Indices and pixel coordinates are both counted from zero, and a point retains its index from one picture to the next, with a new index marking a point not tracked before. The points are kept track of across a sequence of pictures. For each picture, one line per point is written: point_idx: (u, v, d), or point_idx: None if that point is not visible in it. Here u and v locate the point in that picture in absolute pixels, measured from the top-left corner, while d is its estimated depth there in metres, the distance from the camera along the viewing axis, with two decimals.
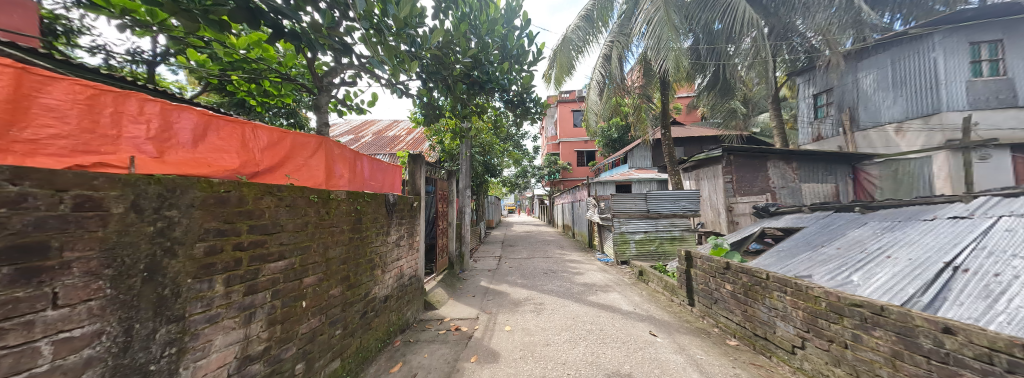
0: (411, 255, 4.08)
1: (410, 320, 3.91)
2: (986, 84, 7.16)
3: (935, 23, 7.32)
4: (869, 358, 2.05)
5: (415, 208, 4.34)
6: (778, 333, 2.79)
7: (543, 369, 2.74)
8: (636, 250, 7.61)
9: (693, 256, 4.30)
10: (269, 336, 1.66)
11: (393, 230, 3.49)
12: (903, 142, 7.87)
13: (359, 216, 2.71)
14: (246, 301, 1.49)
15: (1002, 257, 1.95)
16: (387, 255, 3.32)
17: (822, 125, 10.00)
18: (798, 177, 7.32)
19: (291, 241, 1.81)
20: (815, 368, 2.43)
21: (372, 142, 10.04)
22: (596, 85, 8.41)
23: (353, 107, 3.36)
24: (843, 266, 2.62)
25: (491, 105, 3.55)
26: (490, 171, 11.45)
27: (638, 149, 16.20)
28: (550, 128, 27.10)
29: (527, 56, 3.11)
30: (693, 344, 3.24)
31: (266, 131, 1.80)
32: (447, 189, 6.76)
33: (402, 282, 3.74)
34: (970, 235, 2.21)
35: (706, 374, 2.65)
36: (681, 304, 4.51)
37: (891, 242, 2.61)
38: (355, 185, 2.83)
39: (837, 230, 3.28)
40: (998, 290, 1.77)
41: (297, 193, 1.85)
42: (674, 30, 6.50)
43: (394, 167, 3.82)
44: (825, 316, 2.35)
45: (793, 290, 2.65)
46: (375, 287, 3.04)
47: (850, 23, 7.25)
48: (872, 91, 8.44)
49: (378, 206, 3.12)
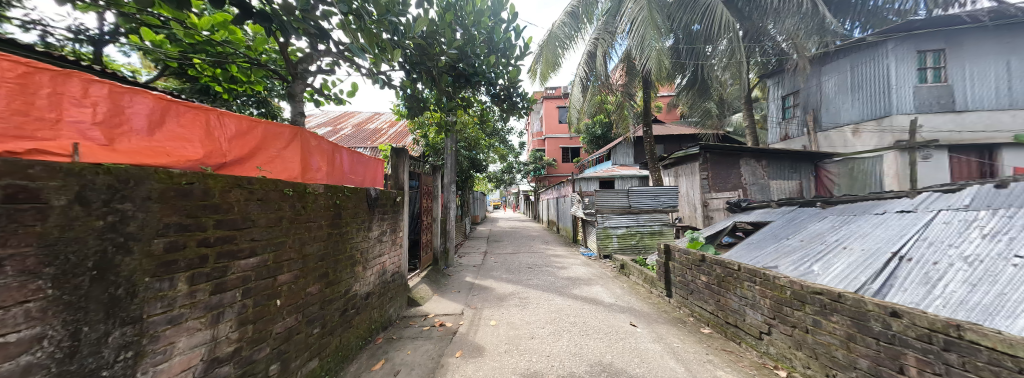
0: (394, 250, 4.01)
1: (393, 316, 3.84)
2: (930, 90, 7.74)
3: (889, 31, 7.83)
4: (827, 341, 2.22)
5: (398, 203, 4.25)
6: (747, 321, 2.96)
7: (527, 362, 2.77)
8: (619, 244, 7.85)
9: (671, 249, 4.45)
10: (240, 336, 1.57)
11: (374, 225, 3.41)
12: (858, 142, 8.43)
13: (338, 210, 2.61)
14: (213, 300, 1.40)
15: (940, 246, 2.13)
16: (368, 251, 3.23)
17: (790, 125, 10.64)
18: (767, 174, 7.73)
19: (264, 237, 1.72)
20: (780, 352, 2.60)
21: (352, 134, 9.70)
22: (580, 82, 8.55)
23: (332, 98, 3.21)
24: (806, 257, 2.81)
25: (477, 98, 3.49)
26: (475, 166, 11.44)
27: (621, 146, 16.57)
28: (536, 124, 27.24)
29: (514, 50, 3.05)
30: (670, 333, 3.37)
31: (234, 119, 1.67)
32: (431, 184, 6.68)
33: (385, 279, 3.67)
34: (914, 227, 2.38)
35: (681, 361, 2.77)
36: (659, 297, 4.68)
37: (846, 235, 2.81)
38: (334, 179, 2.73)
39: (800, 224, 3.48)
40: (936, 276, 1.94)
41: (270, 186, 1.76)
42: (657, 29, 6.63)
43: (376, 160, 3.73)
44: (790, 303, 2.50)
45: (761, 280, 2.80)
46: (356, 284, 2.95)
47: (815, 29, 7.53)
48: (834, 94, 9.04)
49: (359, 201, 3.03)
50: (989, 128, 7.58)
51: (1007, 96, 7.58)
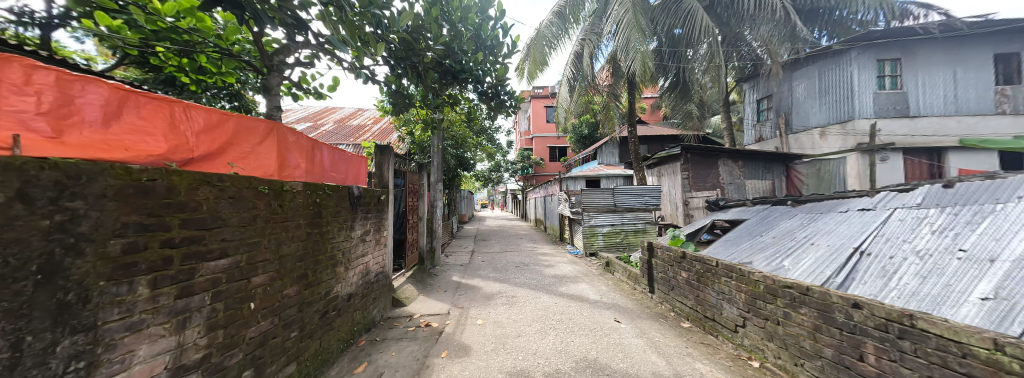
0: (378, 250, 3.92)
1: (376, 318, 3.75)
2: (888, 96, 8.29)
3: (853, 40, 8.33)
4: (796, 332, 2.34)
5: (383, 201, 4.15)
6: (723, 314, 3.08)
7: (514, 360, 2.78)
8: (604, 242, 8.00)
9: (654, 247, 4.57)
10: (209, 342, 1.49)
11: (357, 225, 3.31)
12: (826, 144, 8.95)
13: (318, 209, 2.51)
14: (179, 305, 1.32)
15: (896, 241, 2.25)
16: (350, 251, 3.13)
17: (764, 127, 11.17)
18: (743, 174, 8.07)
19: (236, 237, 1.63)
20: (753, 344, 2.73)
21: (334, 130, 9.39)
22: (567, 82, 8.62)
23: (312, 92, 3.09)
24: (777, 253, 2.94)
25: (465, 96, 3.45)
26: (463, 164, 11.36)
27: (606, 146, 16.85)
28: (523, 123, 27.31)
29: (502, 48, 3.02)
30: (653, 328, 3.46)
31: (202, 112, 1.57)
32: (417, 182, 6.57)
33: (368, 279, 3.58)
34: (873, 224, 2.50)
35: (662, 355, 2.85)
36: (643, 293, 4.79)
37: (813, 232, 2.96)
38: (314, 177, 2.63)
39: (773, 221, 3.65)
40: (892, 270, 2.08)
41: (243, 183, 1.66)
42: (641, 32, 6.77)
43: (359, 157, 3.63)
44: (763, 297, 2.62)
45: (737, 276, 2.92)
46: (337, 285, 2.87)
47: (787, 36, 7.93)
48: (804, 98, 9.54)
49: (341, 199, 2.93)
50: (937, 133, 8.17)
51: (954, 103, 8.18)
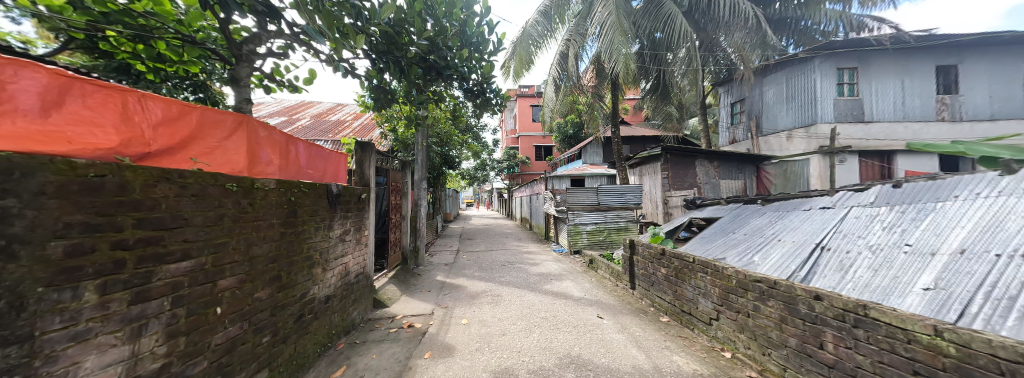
0: (358, 250, 3.79)
1: (357, 320, 3.64)
2: (846, 102, 8.93)
3: (817, 49, 8.88)
4: (764, 324, 2.47)
5: (364, 200, 4.03)
6: (699, 308, 3.22)
7: (499, 359, 2.77)
8: (588, 240, 8.15)
9: (635, 244, 4.70)
10: (169, 351, 1.39)
11: (336, 224, 3.19)
12: (792, 146, 9.52)
13: (293, 208, 2.40)
14: (133, 311, 1.22)
15: (852, 236, 2.42)
16: (329, 251, 3.02)
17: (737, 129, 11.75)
18: (718, 174, 8.45)
19: (200, 238, 1.53)
20: (725, 335, 2.86)
21: (311, 125, 9.00)
22: (553, 81, 8.69)
23: (287, 85, 2.94)
24: (748, 249, 3.10)
25: (450, 93, 3.39)
26: (448, 162, 11.24)
27: (591, 146, 17.15)
28: (509, 122, 27.31)
29: (488, 45, 2.97)
30: (634, 323, 3.56)
31: (160, 102, 1.46)
32: (401, 180, 6.42)
33: (348, 280, 3.46)
34: (833, 221, 2.68)
35: (642, 349, 2.94)
36: (624, 289, 4.92)
37: (780, 228, 3.13)
38: (288, 173, 2.51)
39: (744, 219, 3.83)
40: (849, 264, 2.23)
41: (208, 180, 1.56)
42: (624, 34, 6.92)
43: (338, 154, 3.51)
44: (735, 291, 2.75)
45: (712, 271, 3.05)
46: (314, 287, 2.75)
47: (759, 43, 8.36)
48: (773, 103, 10.10)
49: (318, 198, 2.81)
50: (888, 137, 8.86)
51: (903, 110, 8.88)
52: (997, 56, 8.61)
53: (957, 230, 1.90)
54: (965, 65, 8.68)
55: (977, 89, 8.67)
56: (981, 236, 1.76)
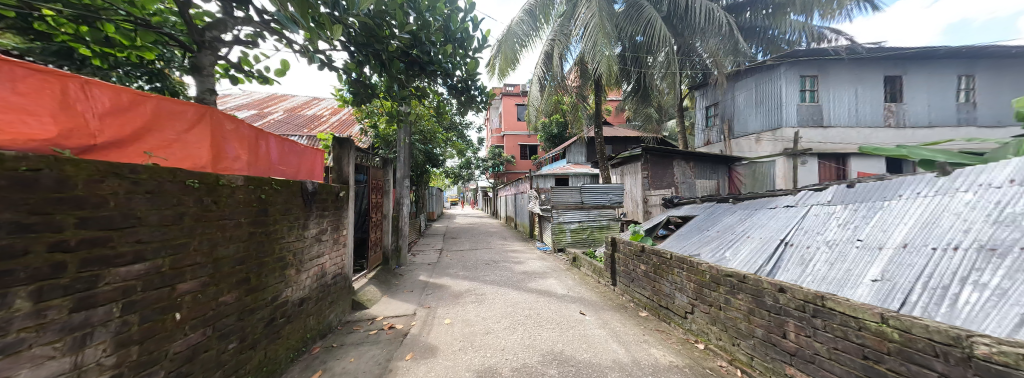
0: (335, 250, 3.65)
1: (334, 322, 3.51)
2: (809, 108, 9.57)
3: (783, 57, 9.45)
4: (734, 316, 2.61)
5: (342, 198, 3.88)
6: (675, 303, 3.35)
7: (482, 358, 2.76)
8: (571, 238, 8.28)
9: (616, 241, 4.82)
10: (120, 361, 1.28)
11: (311, 223, 3.05)
12: (761, 148, 10.10)
13: (263, 206, 2.27)
14: (75, 319, 1.11)
15: (812, 232, 2.59)
16: (303, 252, 2.88)
17: (711, 132, 12.32)
18: (694, 174, 8.83)
19: (157, 238, 1.41)
20: (699, 328, 3.00)
21: (285, 120, 8.54)
22: (538, 81, 8.73)
23: (257, 76, 2.77)
24: (721, 245, 3.25)
25: (434, 89, 3.32)
26: (432, 160, 11.07)
27: (575, 145, 17.40)
28: (494, 120, 27.21)
29: (472, 42, 2.92)
30: (614, 318, 3.65)
31: (108, 90, 1.33)
32: (382, 178, 6.24)
33: (324, 282, 3.32)
34: (795, 218, 2.86)
35: (622, 343, 3.02)
36: (606, 286, 5.03)
37: (749, 225, 3.30)
38: (257, 170, 2.37)
39: (717, 217, 4.01)
40: (810, 258, 2.40)
41: (166, 176, 1.44)
42: (607, 36, 7.06)
43: (313, 150, 3.36)
44: (708, 285, 2.89)
45: (688, 267, 3.18)
46: (287, 290, 2.62)
47: (731, 50, 8.79)
48: (744, 107, 10.66)
49: (291, 195, 2.67)
50: (844, 140, 9.58)
51: (856, 116, 9.62)
52: (935, 69, 9.50)
53: (900, 225, 2.07)
54: (908, 76, 9.53)
55: (918, 98, 9.58)
56: (921, 231, 1.93)
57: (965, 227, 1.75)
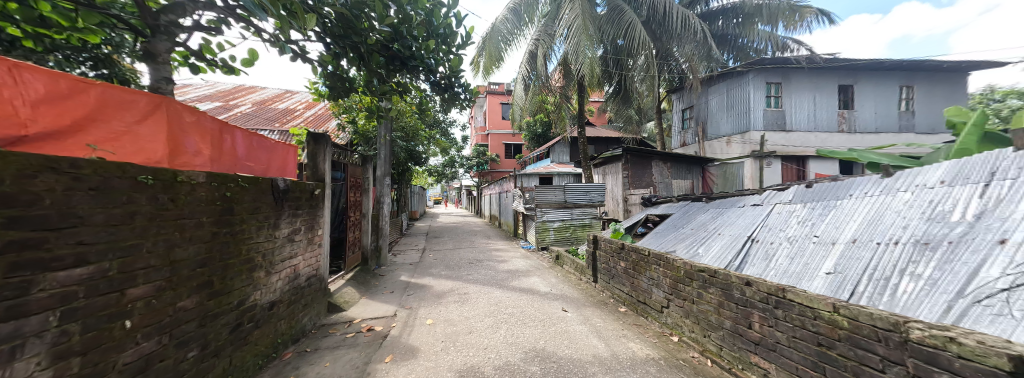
0: (310, 251, 3.49)
1: (308, 326, 3.36)
2: (774, 113, 10.22)
3: (751, 64, 10.03)
4: (705, 309, 2.74)
5: (318, 196, 3.71)
6: (652, 297, 3.48)
7: (465, 357, 2.74)
8: (555, 236, 8.39)
9: (598, 239, 4.93)
10: (59, 375, 1.16)
11: (283, 223, 2.90)
12: (731, 150, 10.66)
13: (228, 204, 2.13)
14: (4, 330, 0.99)
15: (775, 229, 2.77)
16: (274, 253, 2.73)
17: (687, 133, 12.87)
18: (671, 174, 9.19)
19: (104, 239, 1.29)
20: (674, 321, 3.14)
21: (255, 113, 8.06)
22: (522, 80, 8.76)
23: (221, 65, 2.59)
24: (694, 242, 3.41)
25: (417, 85, 3.24)
26: (414, 158, 10.83)
27: (558, 145, 17.61)
28: (478, 119, 27.02)
29: (456, 38, 2.86)
30: (595, 314, 3.74)
31: (44, 75, 1.19)
32: (361, 176, 6.03)
33: (297, 284, 3.17)
34: (761, 216, 3.04)
35: (602, 338, 3.10)
36: (588, 283, 5.14)
37: (720, 223, 3.48)
38: (220, 165, 2.22)
39: (692, 215, 4.20)
40: (773, 253, 2.56)
41: (115, 171, 1.32)
42: (590, 39, 7.18)
43: (284, 145, 3.19)
44: (683, 280, 3.02)
45: (664, 263, 3.31)
46: (255, 293, 2.47)
47: (705, 56, 9.20)
48: (717, 110, 11.22)
49: (261, 193, 2.53)
50: (804, 144, 10.33)
51: (815, 121, 10.40)
52: (881, 80, 10.45)
53: (850, 222, 2.26)
54: (859, 85, 10.41)
55: (868, 106, 10.47)
56: (867, 227, 2.12)
57: (904, 223, 1.94)
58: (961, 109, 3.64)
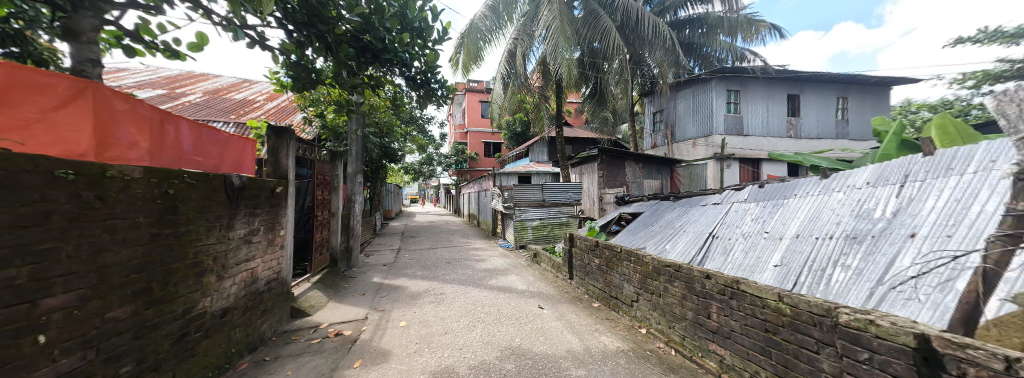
0: (270, 253, 3.25)
1: (268, 334, 3.14)
2: (733, 118, 11.01)
3: (714, 72, 10.74)
4: (671, 301, 2.91)
5: (280, 194, 3.47)
6: (623, 292, 3.63)
7: (440, 359, 2.69)
8: (533, 235, 8.48)
9: (574, 237, 5.05)
10: None
11: (238, 223, 2.67)
12: (696, 152, 11.36)
13: (172, 203, 1.93)
14: None
15: (733, 226, 2.99)
16: (227, 256, 2.51)
17: (657, 136, 13.53)
18: (643, 174, 9.61)
19: (9, 243, 1.12)
20: (642, 314, 3.30)
21: (207, 103, 7.36)
22: (501, 79, 8.74)
23: (162, 49, 2.33)
24: (662, 239, 3.60)
25: (390, 80, 3.12)
26: (389, 155, 10.45)
27: (537, 145, 17.79)
28: (457, 116, 26.58)
29: (431, 32, 2.78)
30: (570, 310, 3.84)
31: None
32: (330, 173, 5.70)
33: (254, 289, 2.94)
34: (720, 214, 3.27)
35: (576, 333, 3.18)
36: (564, 280, 5.24)
37: (685, 220, 3.70)
38: (162, 160, 2.01)
39: (660, 213, 4.42)
40: (730, 248, 2.76)
41: (24, 165, 1.15)
42: (567, 40, 7.29)
43: (240, 139, 2.95)
44: (651, 275, 3.18)
45: (634, 259, 3.47)
46: (204, 299, 2.26)
47: (674, 62, 9.69)
48: (684, 114, 11.91)
49: (212, 191, 2.32)
50: (758, 148, 11.24)
51: (768, 127, 11.34)
52: (822, 91, 11.63)
53: (795, 219, 2.49)
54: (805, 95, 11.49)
55: (813, 114, 11.59)
56: (808, 223, 2.35)
57: (837, 220, 2.17)
58: (885, 119, 4.14)
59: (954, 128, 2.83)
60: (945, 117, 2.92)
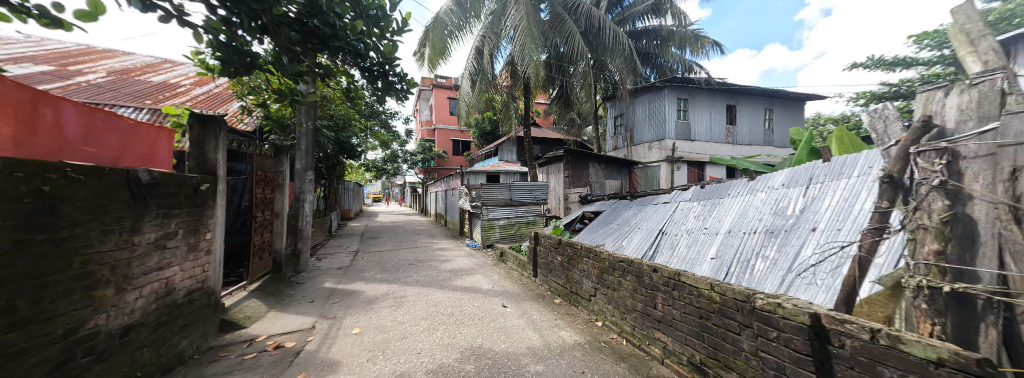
0: (192, 259, 2.83)
1: (189, 352, 2.73)
2: (683, 124, 12.02)
3: (667, 81, 11.65)
4: (623, 294, 3.08)
5: (206, 192, 3.03)
6: (583, 288, 3.78)
7: (395, 366, 2.55)
8: (500, 234, 8.47)
9: (539, 235, 5.12)
10: None
11: (146, 225, 2.27)
12: (651, 155, 12.23)
13: (49, 202, 1.59)
14: None
15: (679, 223, 3.25)
16: (131, 264, 2.14)
17: (617, 138, 14.31)
18: (604, 175, 10.11)
19: None
20: (599, 308, 3.46)
21: (116, 85, 6.23)
22: (468, 76, 8.60)
23: (36, 15, 1.90)
24: (618, 237, 3.79)
25: (343, 70, 2.88)
26: (346, 151, 9.74)
27: (505, 144, 17.81)
28: (423, 112, 25.65)
29: (390, 22, 2.62)
30: (533, 308, 3.89)
31: None
32: (273, 169, 5.14)
33: (170, 301, 2.54)
34: (668, 212, 3.54)
35: (536, 330, 3.23)
36: (530, 278, 5.31)
37: (639, 218, 3.94)
38: (32, 150, 1.64)
39: (618, 211, 4.66)
40: (675, 243, 3.00)
41: None
42: (534, 41, 7.35)
43: (150, 128, 2.52)
44: (607, 270, 3.34)
45: (593, 255, 3.62)
46: (96, 317, 1.88)
47: (632, 69, 10.29)
48: (641, 119, 12.75)
49: (110, 188, 1.95)
50: (703, 152, 12.42)
51: (711, 133, 12.57)
52: (754, 103, 13.18)
53: (728, 216, 2.77)
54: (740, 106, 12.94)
55: (746, 123, 13.09)
56: (738, 220, 2.64)
57: (760, 216, 2.46)
58: (801, 130, 4.80)
59: (848, 139, 3.37)
60: (843, 130, 3.45)
